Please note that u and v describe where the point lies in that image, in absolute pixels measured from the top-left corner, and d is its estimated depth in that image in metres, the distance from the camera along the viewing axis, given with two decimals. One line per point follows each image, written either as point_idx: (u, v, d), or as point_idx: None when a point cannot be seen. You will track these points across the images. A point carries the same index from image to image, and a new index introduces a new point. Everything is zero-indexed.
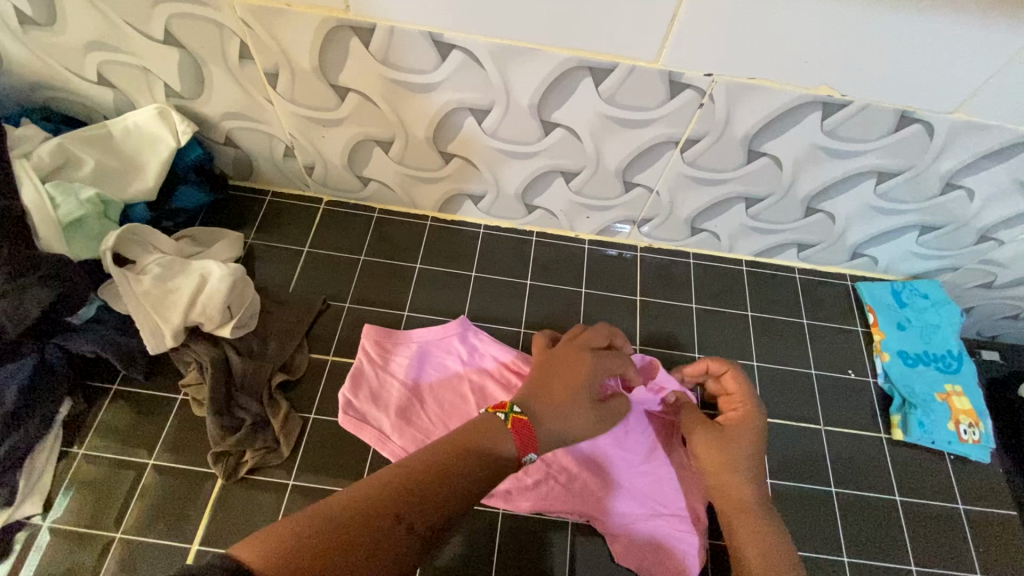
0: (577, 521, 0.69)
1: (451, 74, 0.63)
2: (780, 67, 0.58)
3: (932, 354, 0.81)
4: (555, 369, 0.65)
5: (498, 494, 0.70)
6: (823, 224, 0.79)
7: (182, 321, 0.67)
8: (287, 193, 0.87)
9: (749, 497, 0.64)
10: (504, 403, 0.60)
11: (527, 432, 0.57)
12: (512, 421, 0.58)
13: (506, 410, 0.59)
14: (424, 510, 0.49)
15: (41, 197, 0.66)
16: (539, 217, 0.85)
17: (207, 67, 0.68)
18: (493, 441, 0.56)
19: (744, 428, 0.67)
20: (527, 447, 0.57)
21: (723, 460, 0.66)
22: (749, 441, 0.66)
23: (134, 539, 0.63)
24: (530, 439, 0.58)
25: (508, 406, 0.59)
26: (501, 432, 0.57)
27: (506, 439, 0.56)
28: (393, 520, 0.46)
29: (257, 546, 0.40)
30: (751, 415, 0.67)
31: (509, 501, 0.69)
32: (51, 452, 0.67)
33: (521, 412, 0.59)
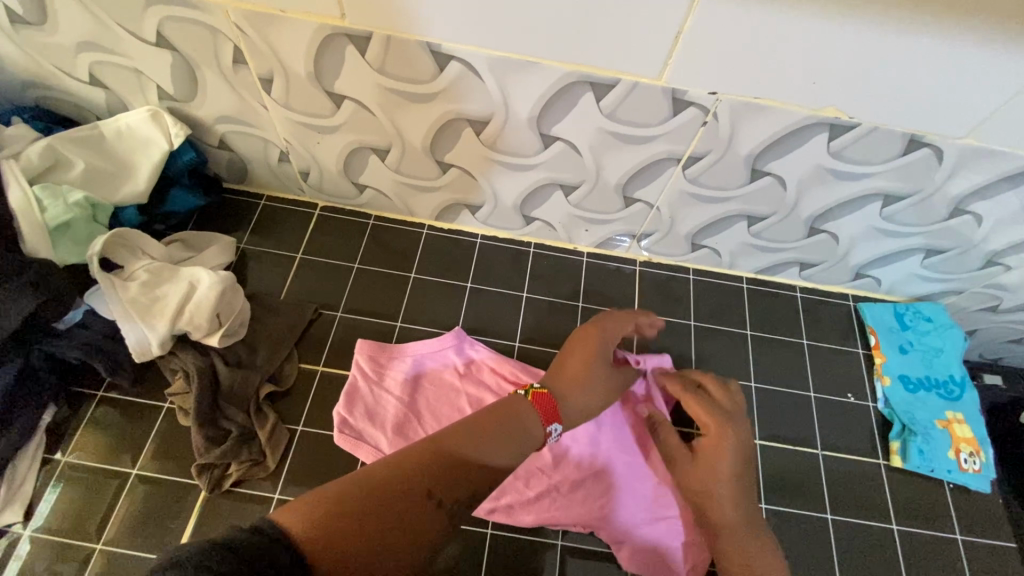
0: (579, 531, 0.68)
1: (449, 84, 0.61)
2: (786, 87, 0.56)
3: (934, 379, 0.79)
4: (571, 349, 0.66)
5: (501, 508, 0.68)
6: (827, 244, 0.77)
7: (168, 330, 0.65)
8: (281, 197, 0.86)
9: (739, 525, 0.61)
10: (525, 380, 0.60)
11: (549, 404, 0.58)
12: (533, 394, 0.58)
13: (527, 387, 0.59)
14: (454, 487, 0.47)
15: (28, 200, 0.64)
16: (537, 228, 0.84)
17: (201, 70, 0.66)
18: (517, 423, 0.55)
19: (720, 455, 0.63)
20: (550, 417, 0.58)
21: (704, 492, 0.63)
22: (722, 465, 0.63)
23: (115, 551, 0.62)
24: (552, 411, 0.58)
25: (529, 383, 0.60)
26: (524, 405, 0.57)
27: (532, 415, 0.57)
28: (423, 496, 0.45)
29: (300, 513, 0.40)
30: (728, 437, 0.64)
31: (511, 515, 0.68)
32: (34, 458, 0.65)
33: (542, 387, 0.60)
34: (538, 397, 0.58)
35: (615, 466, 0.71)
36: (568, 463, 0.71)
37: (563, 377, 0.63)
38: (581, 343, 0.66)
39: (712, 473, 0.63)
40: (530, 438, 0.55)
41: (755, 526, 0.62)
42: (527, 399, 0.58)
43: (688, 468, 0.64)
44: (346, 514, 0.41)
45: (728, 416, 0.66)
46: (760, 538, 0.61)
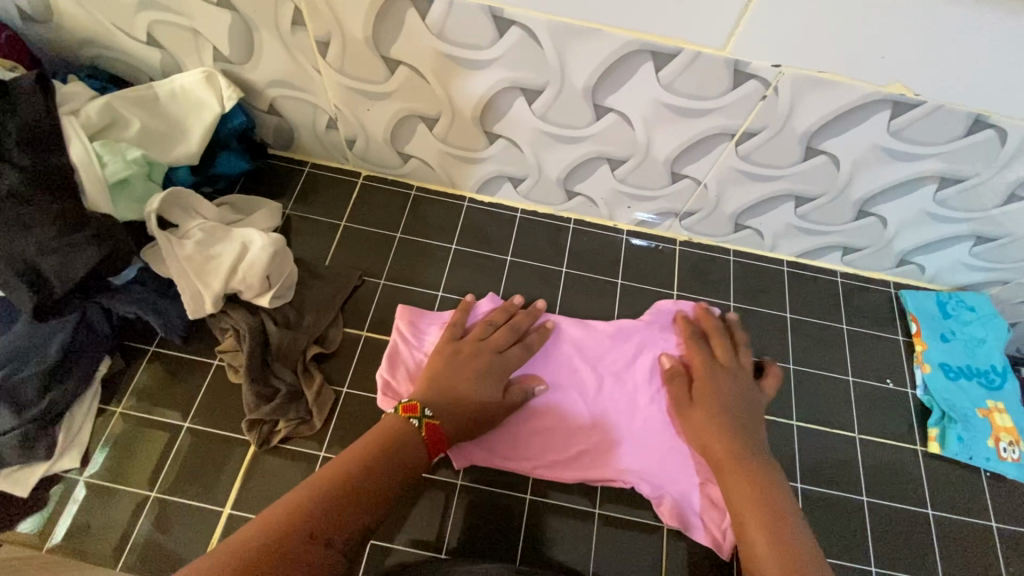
0: (619, 487, 0.70)
1: (507, 51, 0.61)
2: (854, 61, 0.55)
3: (976, 368, 0.79)
4: (460, 363, 0.68)
5: (543, 465, 0.70)
6: (873, 228, 0.77)
7: (222, 288, 0.67)
8: (325, 165, 0.87)
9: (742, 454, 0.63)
10: (415, 407, 0.61)
11: (436, 432, 0.61)
12: (424, 427, 0.60)
13: (417, 415, 0.61)
14: (336, 524, 0.51)
15: (90, 155, 0.65)
16: (578, 204, 0.84)
17: (258, 32, 0.67)
18: (397, 449, 0.58)
19: (712, 392, 0.69)
20: (435, 447, 0.61)
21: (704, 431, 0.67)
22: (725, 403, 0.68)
23: (168, 500, 0.64)
24: (439, 441, 0.61)
25: (420, 412, 0.61)
26: (410, 436, 0.59)
27: (414, 444, 0.59)
28: (306, 540, 0.48)
29: None
30: (713, 375, 0.71)
31: (554, 472, 0.69)
32: (90, 408, 0.68)
33: (431, 415, 0.62)
34: (427, 428, 0.60)
35: (647, 425, 0.72)
36: (602, 425, 0.72)
37: (448, 397, 0.65)
38: (468, 359, 0.69)
39: (707, 410, 0.68)
40: (409, 462, 0.58)
41: (756, 459, 0.63)
42: (417, 432, 0.60)
43: (691, 409, 0.69)
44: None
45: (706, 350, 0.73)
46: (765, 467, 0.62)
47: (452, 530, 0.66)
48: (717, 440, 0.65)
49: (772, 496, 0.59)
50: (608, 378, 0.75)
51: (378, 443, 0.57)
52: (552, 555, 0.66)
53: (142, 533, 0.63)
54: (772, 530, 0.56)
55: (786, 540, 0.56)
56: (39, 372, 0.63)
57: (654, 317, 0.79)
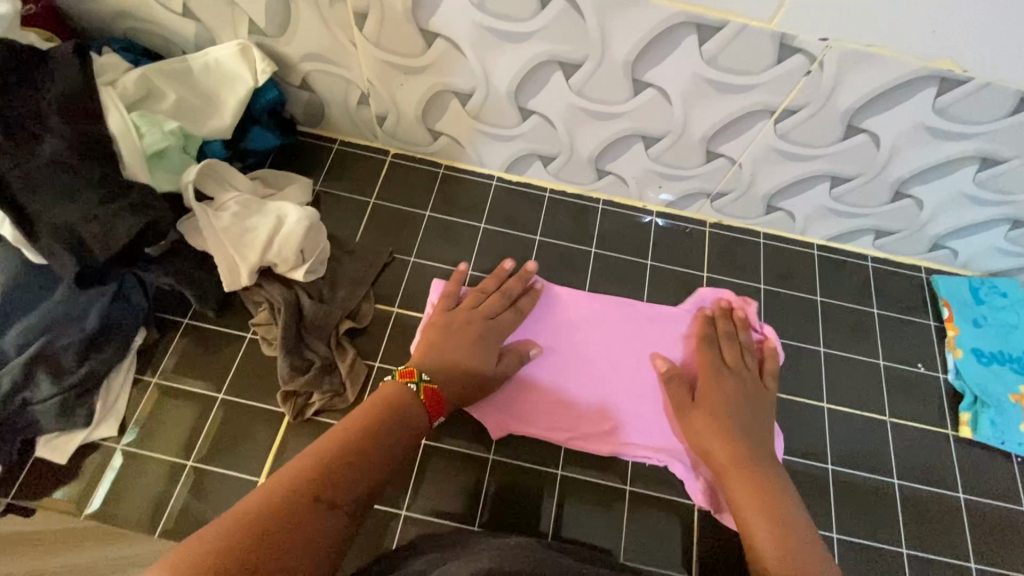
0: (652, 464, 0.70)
1: (548, 23, 0.61)
2: (904, 36, 0.55)
3: (1009, 354, 0.78)
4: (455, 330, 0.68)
5: (577, 439, 0.70)
6: (909, 211, 0.76)
7: (259, 261, 0.67)
8: (354, 142, 0.86)
9: (751, 460, 0.62)
10: (412, 372, 0.61)
11: (436, 397, 0.61)
12: (422, 391, 0.60)
13: (416, 379, 0.61)
14: (342, 487, 0.50)
15: (127, 125, 0.65)
16: (608, 184, 0.83)
17: (296, 3, 0.67)
18: (397, 416, 0.57)
19: (720, 392, 0.67)
20: (435, 411, 0.61)
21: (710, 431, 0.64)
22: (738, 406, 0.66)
23: (205, 469, 0.65)
24: (438, 403, 0.61)
25: (417, 376, 0.61)
26: (407, 401, 0.59)
27: (414, 408, 0.59)
28: (311, 500, 0.48)
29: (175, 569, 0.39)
30: (725, 377, 0.68)
31: (588, 445, 0.70)
32: (127, 377, 0.68)
33: (430, 380, 0.62)
34: (425, 391, 0.60)
35: None
36: (638, 404, 0.72)
37: (451, 364, 0.65)
38: (465, 323, 0.69)
39: (708, 410, 0.66)
40: (410, 428, 0.58)
41: (769, 469, 0.61)
42: (416, 397, 0.59)
43: (692, 413, 0.66)
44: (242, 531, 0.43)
45: (729, 351, 0.71)
46: (771, 478, 0.61)
47: (485, 503, 0.67)
48: (724, 445, 0.63)
49: (781, 499, 0.59)
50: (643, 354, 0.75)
51: (375, 409, 0.57)
52: (583, 532, 0.66)
53: (179, 501, 0.63)
54: (785, 541, 0.55)
55: (791, 542, 0.55)
56: (78, 340, 0.64)
57: (694, 301, 0.79)
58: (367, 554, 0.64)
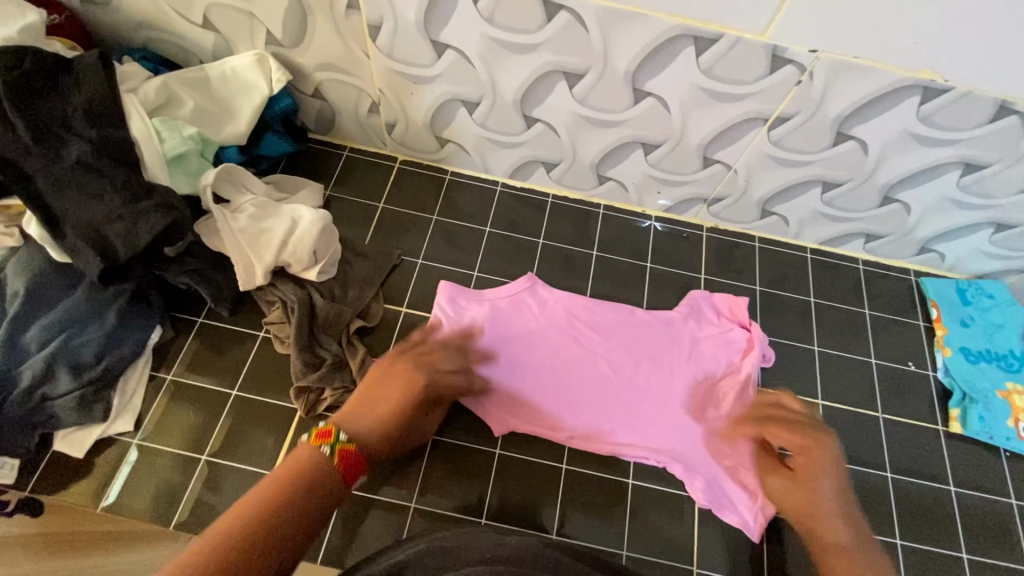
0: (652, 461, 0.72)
1: (554, 35, 0.64)
2: (888, 47, 0.58)
3: (995, 353, 0.81)
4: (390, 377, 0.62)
5: (578, 437, 0.73)
6: (897, 216, 0.79)
7: (274, 260, 0.70)
8: (363, 149, 0.89)
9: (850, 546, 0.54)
10: (330, 432, 0.50)
11: (353, 461, 0.50)
12: (337, 453, 0.49)
13: (331, 443, 0.50)
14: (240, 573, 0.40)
15: (149, 130, 0.68)
16: (609, 189, 0.86)
17: (313, 15, 0.70)
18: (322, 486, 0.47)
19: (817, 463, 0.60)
20: (352, 475, 0.50)
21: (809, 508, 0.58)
22: (830, 482, 0.59)
23: (219, 463, 0.66)
24: (356, 467, 0.51)
25: (334, 437, 0.50)
26: (328, 467, 0.48)
27: (329, 472, 0.48)
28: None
29: None
30: (815, 446, 0.61)
31: (589, 443, 0.72)
32: (142, 373, 0.69)
33: (347, 440, 0.51)
34: (341, 454, 0.50)
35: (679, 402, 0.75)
36: (637, 404, 0.75)
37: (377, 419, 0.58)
38: (393, 376, 0.62)
39: (807, 485, 0.59)
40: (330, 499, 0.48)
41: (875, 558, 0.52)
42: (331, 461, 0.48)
43: (793, 492, 0.60)
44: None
45: (813, 425, 0.63)
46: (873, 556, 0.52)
47: (492, 495, 0.69)
48: (834, 527, 0.56)
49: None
50: (642, 356, 0.78)
51: (286, 478, 0.46)
52: (587, 525, 0.68)
53: (193, 494, 0.65)
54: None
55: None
56: (99, 335, 0.66)
57: (690, 308, 0.81)
58: (377, 544, 0.65)
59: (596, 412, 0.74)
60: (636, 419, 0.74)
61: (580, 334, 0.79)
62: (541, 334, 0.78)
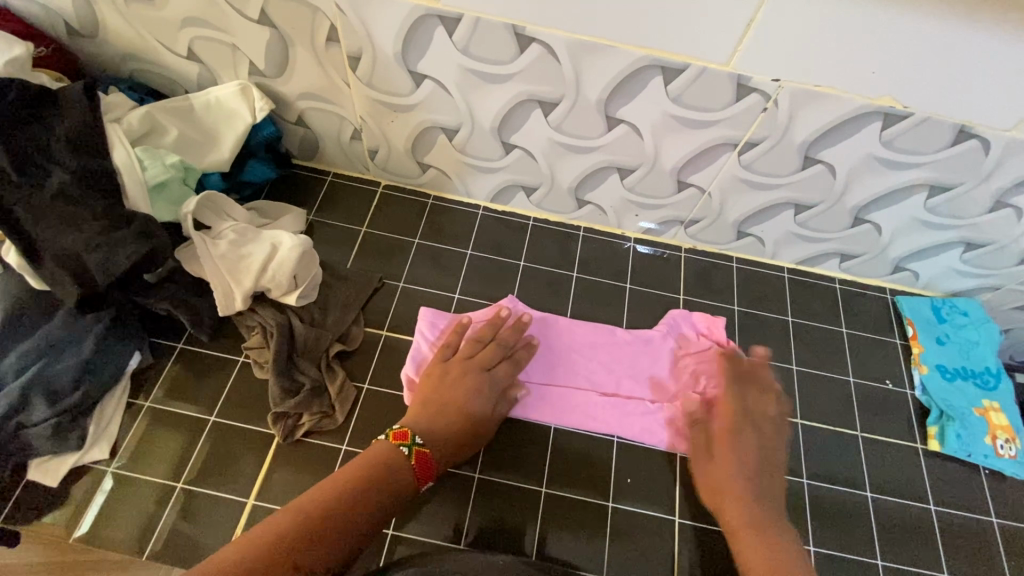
0: (632, 485, 0.72)
1: (527, 66, 0.66)
2: (847, 76, 0.60)
3: (971, 370, 0.82)
4: (451, 383, 0.69)
5: (557, 465, 0.72)
6: (869, 235, 0.81)
7: (253, 286, 0.70)
8: (346, 174, 0.91)
9: (756, 513, 0.61)
10: (406, 433, 0.62)
11: (427, 463, 0.61)
12: (415, 455, 0.61)
13: (410, 443, 0.62)
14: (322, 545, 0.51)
15: (131, 159, 0.68)
16: (588, 213, 0.88)
17: (294, 48, 0.72)
18: (391, 474, 0.59)
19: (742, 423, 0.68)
20: (425, 476, 0.62)
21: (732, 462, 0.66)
22: (744, 450, 0.66)
23: (195, 490, 0.66)
24: (429, 468, 0.62)
25: (410, 438, 0.62)
26: (404, 464, 0.60)
27: (404, 473, 0.60)
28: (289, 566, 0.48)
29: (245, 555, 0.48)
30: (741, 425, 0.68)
31: (569, 470, 0.72)
32: (119, 401, 0.70)
33: (423, 444, 0.62)
34: (418, 455, 0.61)
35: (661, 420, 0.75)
36: (620, 423, 0.75)
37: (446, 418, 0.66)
38: (452, 378, 0.70)
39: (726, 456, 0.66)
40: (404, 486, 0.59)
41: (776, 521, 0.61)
42: (409, 461, 0.60)
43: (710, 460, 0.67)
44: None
45: (749, 408, 0.70)
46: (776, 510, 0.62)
47: (470, 522, 0.68)
48: (733, 501, 0.63)
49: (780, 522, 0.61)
50: (624, 374, 0.79)
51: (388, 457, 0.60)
52: (566, 552, 0.67)
53: (168, 523, 0.64)
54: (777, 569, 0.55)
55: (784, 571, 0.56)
56: (76, 363, 0.66)
57: (669, 326, 0.83)
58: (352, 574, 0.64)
59: (575, 433, 0.74)
60: (615, 439, 0.74)
61: (560, 355, 0.79)
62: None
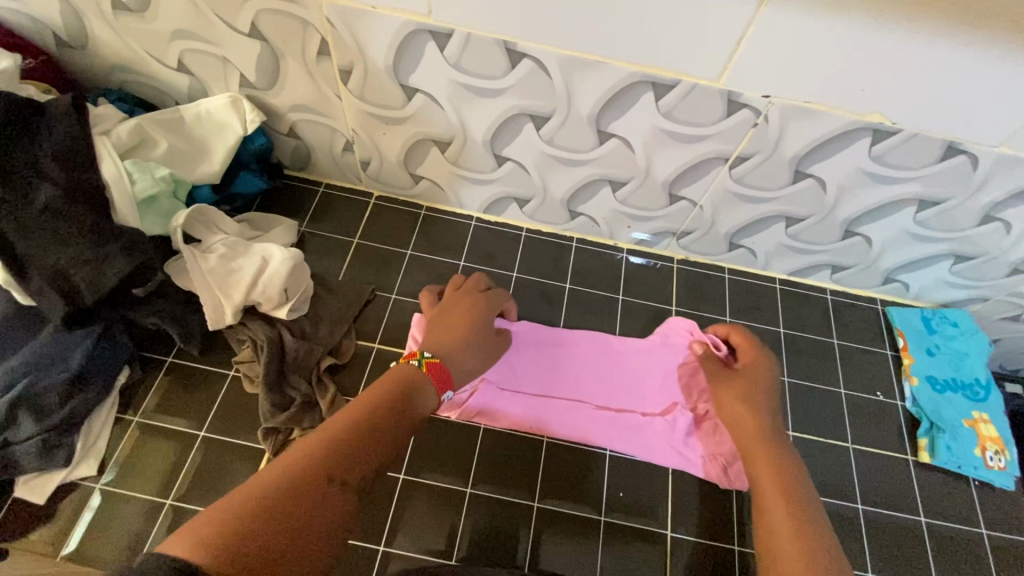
0: (625, 498, 0.72)
1: (519, 80, 0.66)
2: (837, 93, 0.61)
3: (960, 381, 0.82)
4: (450, 311, 0.72)
5: (550, 480, 0.72)
6: (859, 248, 0.81)
7: (243, 300, 0.70)
8: (338, 185, 0.91)
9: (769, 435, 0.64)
10: (415, 352, 0.63)
11: (440, 370, 0.62)
12: (427, 364, 0.62)
13: (419, 356, 0.63)
14: (353, 460, 0.49)
15: (120, 172, 0.68)
16: (581, 224, 0.88)
17: (284, 60, 0.71)
18: (404, 395, 0.58)
19: (755, 374, 0.70)
20: (442, 383, 0.62)
21: (738, 434, 0.66)
22: (763, 386, 0.69)
23: (184, 508, 0.65)
24: (443, 377, 0.63)
25: (420, 353, 0.63)
26: (417, 377, 0.60)
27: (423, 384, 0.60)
28: (323, 478, 0.46)
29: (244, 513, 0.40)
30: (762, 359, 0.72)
31: (562, 484, 0.72)
32: (108, 416, 0.69)
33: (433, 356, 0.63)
34: (429, 365, 0.62)
35: (653, 431, 0.76)
36: (612, 432, 0.75)
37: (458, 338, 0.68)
38: (456, 306, 0.73)
39: (744, 386, 0.69)
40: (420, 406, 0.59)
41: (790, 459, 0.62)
42: (421, 369, 0.61)
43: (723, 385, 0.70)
44: (256, 521, 0.40)
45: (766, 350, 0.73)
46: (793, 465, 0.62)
47: (461, 538, 0.68)
48: (751, 418, 0.66)
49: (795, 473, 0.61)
50: (619, 384, 0.79)
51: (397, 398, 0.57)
52: (558, 566, 0.67)
53: (156, 541, 0.63)
54: (813, 550, 0.51)
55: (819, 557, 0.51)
56: (61, 380, 0.64)
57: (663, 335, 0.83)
58: None
59: (568, 445, 0.74)
60: (607, 452, 0.74)
61: (556, 366, 0.80)
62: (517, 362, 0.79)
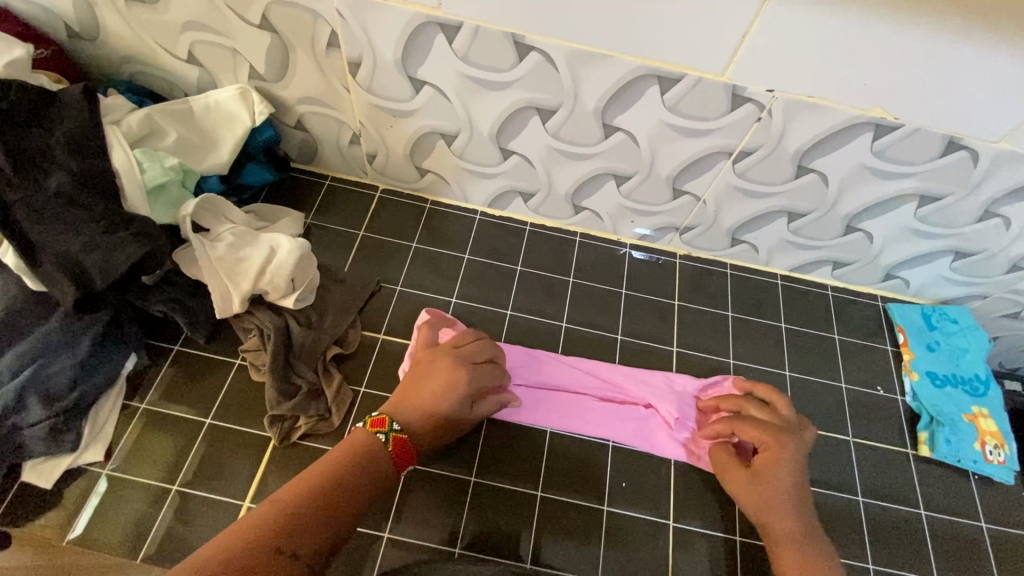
0: (627, 488, 0.72)
1: (527, 73, 0.67)
2: (839, 88, 0.62)
3: (960, 376, 0.83)
4: (427, 374, 0.66)
5: (552, 470, 0.73)
6: (861, 244, 0.82)
7: (251, 289, 0.71)
8: (344, 178, 0.91)
9: (799, 538, 0.61)
10: (384, 420, 0.61)
11: (403, 450, 0.60)
12: (391, 441, 0.60)
13: (386, 430, 0.60)
14: (305, 532, 0.50)
15: (131, 161, 0.68)
16: (585, 219, 0.89)
17: (294, 53, 0.72)
18: (367, 461, 0.57)
19: (776, 461, 0.65)
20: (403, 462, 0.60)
21: (764, 506, 0.63)
22: (783, 481, 0.64)
23: (190, 493, 0.66)
24: (407, 452, 0.60)
25: (388, 425, 0.60)
26: (379, 450, 0.58)
27: (383, 458, 0.59)
28: (272, 552, 0.47)
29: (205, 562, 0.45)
30: (781, 441, 0.66)
31: (564, 474, 0.72)
32: (115, 403, 0.70)
33: (400, 430, 0.61)
34: (395, 442, 0.60)
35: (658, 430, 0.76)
36: (617, 430, 0.75)
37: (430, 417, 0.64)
38: (431, 370, 0.67)
39: (763, 480, 0.65)
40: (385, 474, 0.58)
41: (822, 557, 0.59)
42: (386, 448, 0.59)
43: (739, 477, 0.66)
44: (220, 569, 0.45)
45: (788, 429, 0.68)
46: (820, 549, 0.60)
47: (465, 526, 0.68)
48: (780, 518, 0.63)
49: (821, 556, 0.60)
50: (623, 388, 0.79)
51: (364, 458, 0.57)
52: (561, 555, 0.68)
53: (163, 526, 0.64)
54: None
55: None
56: (71, 365, 0.66)
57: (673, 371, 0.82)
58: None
59: (572, 436, 0.75)
60: (610, 444, 0.75)
61: (559, 368, 0.79)
62: (528, 357, 0.79)
